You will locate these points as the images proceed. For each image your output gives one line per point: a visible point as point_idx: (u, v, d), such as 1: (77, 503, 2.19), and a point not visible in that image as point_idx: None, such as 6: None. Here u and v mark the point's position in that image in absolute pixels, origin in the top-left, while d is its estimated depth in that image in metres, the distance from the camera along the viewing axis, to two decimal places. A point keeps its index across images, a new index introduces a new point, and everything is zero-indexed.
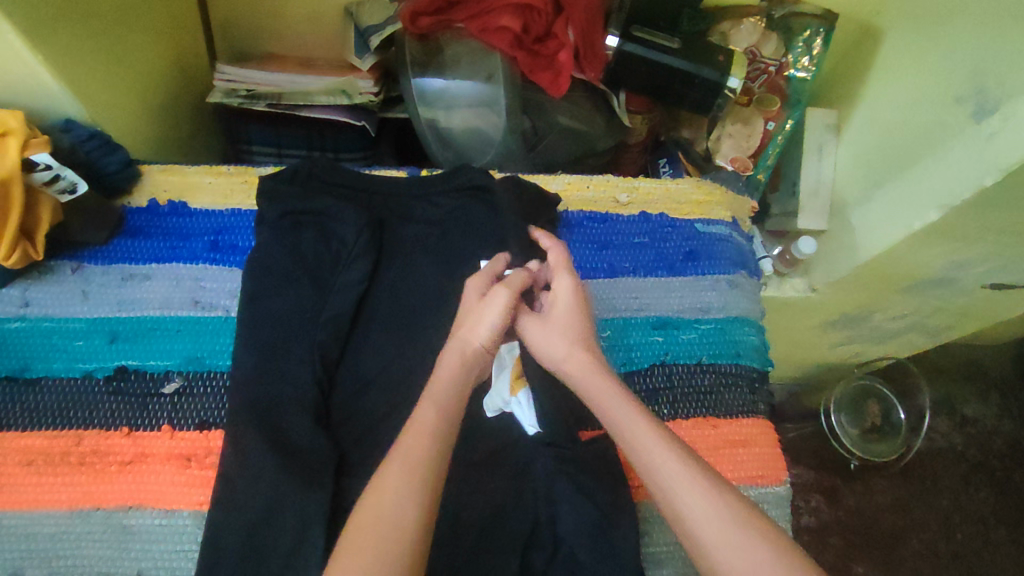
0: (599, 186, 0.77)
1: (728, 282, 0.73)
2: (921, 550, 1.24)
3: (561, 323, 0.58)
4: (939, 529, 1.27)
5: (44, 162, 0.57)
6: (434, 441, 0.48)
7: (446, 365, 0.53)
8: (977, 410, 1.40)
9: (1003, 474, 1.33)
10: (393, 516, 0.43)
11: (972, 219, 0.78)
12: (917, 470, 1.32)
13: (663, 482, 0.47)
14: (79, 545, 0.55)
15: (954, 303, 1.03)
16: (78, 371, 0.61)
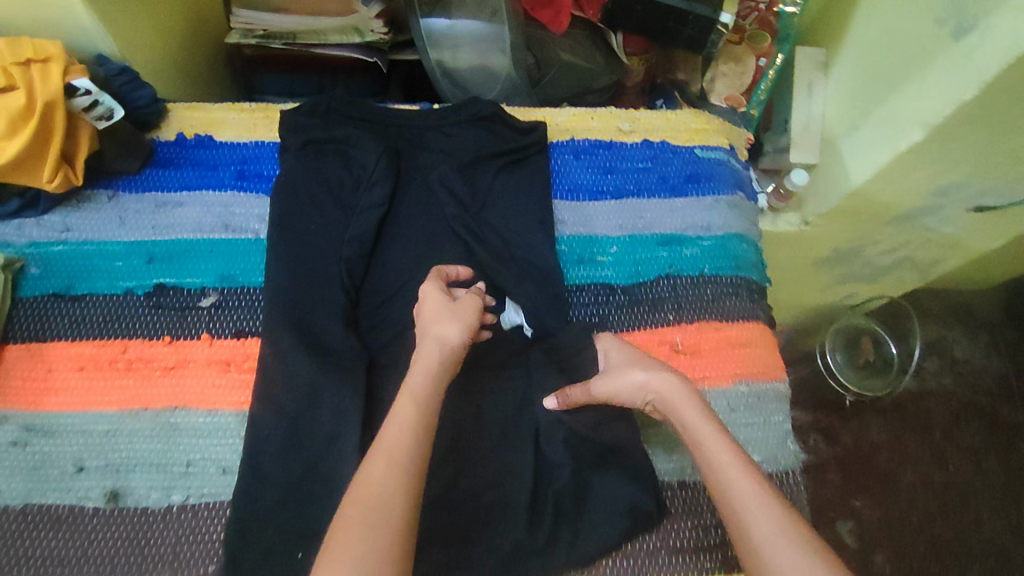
0: (601, 117, 0.80)
1: (727, 202, 0.77)
2: (916, 481, 1.30)
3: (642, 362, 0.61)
4: (932, 461, 1.32)
5: (84, 87, 0.61)
6: (410, 431, 0.51)
7: (418, 359, 0.56)
8: (967, 349, 1.44)
9: (992, 408, 1.37)
10: (382, 498, 0.47)
11: (955, 138, 0.83)
12: (911, 408, 1.37)
13: (755, 520, 0.49)
14: (133, 441, 0.60)
15: (940, 233, 1.08)
16: (121, 288, 0.65)
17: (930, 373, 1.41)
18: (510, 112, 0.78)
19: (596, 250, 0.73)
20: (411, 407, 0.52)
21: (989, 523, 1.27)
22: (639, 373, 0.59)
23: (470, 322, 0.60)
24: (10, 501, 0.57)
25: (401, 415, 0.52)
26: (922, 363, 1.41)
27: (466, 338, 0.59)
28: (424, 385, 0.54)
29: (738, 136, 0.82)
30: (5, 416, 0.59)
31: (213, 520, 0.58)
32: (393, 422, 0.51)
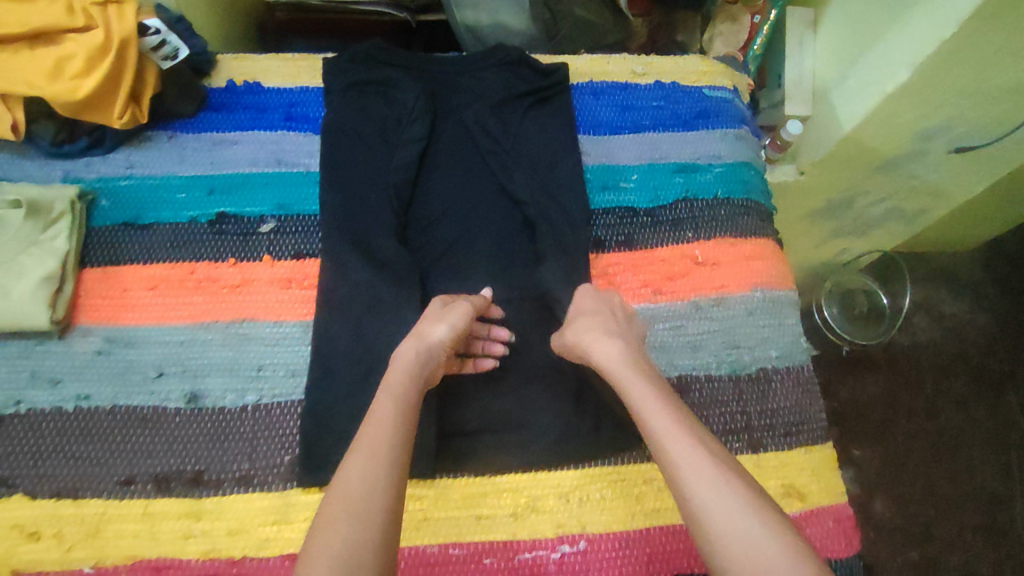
0: (616, 62, 0.87)
1: (735, 135, 0.84)
2: (909, 430, 1.29)
3: (591, 312, 0.64)
4: (922, 413, 1.31)
5: (154, 27, 0.67)
6: (387, 427, 0.52)
7: (399, 360, 0.59)
8: (954, 307, 1.41)
9: (978, 361, 1.35)
10: (360, 492, 0.47)
11: (934, 79, 0.88)
12: (903, 363, 1.36)
13: (667, 442, 0.51)
14: (207, 350, 0.65)
15: (927, 181, 1.12)
16: (185, 217, 0.70)
17: (921, 328, 1.39)
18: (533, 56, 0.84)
19: (619, 178, 0.79)
20: (388, 406, 0.54)
21: (982, 467, 1.26)
22: (586, 327, 0.62)
23: (457, 326, 0.61)
24: (100, 403, 0.62)
25: (379, 414, 0.53)
26: (909, 320, 1.39)
27: (449, 339, 0.60)
28: (408, 386, 0.56)
29: (740, 80, 0.90)
30: (88, 330, 0.64)
31: (286, 416, 0.63)
32: (370, 422, 0.53)
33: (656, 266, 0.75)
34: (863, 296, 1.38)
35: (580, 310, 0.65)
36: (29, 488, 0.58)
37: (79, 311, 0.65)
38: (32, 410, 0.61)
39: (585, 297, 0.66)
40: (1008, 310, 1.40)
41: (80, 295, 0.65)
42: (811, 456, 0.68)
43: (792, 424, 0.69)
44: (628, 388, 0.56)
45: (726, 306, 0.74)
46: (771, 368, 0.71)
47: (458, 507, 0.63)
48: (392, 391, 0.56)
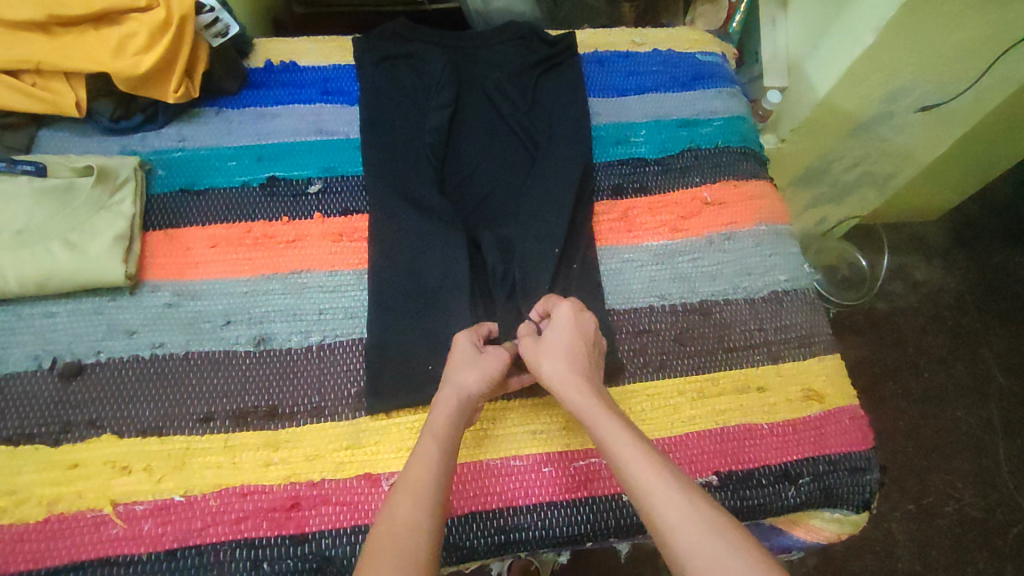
0: (616, 34, 0.95)
1: (727, 93, 0.93)
2: (896, 390, 1.36)
3: (560, 340, 0.64)
4: (908, 370, 1.38)
5: (210, 5, 0.74)
6: (430, 470, 0.54)
7: (438, 405, 0.60)
8: (926, 272, 1.49)
9: (954, 321, 1.44)
10: (410, 530, 0.49)
11: (895, 42, 0.97)
12: (885, 326, 1.43)
13: (644, 487, 0.51)
14: (269, 298, 0.70)
15: (895, 143, 1.22)
16: (238, 182, 0.76)
17: (898, 295, 1.47)
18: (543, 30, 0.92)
19: (629, 133, 0.87)
20: (432, 450, 0.56)
21: (965, 419, 1.33)
22: (551, 360, 0.62)
23: (491, 373, 0.62)
24: (173, 350, 0.66)
25: (421, 458, 0.55)
26: (886, 286, 1.48)
27: (484, 386, 0.62)
28: (447, 433, 0.58)
29: (726, 47, 0.99)
30: (156, 285, 0.68)
31: (347, 353, 0.68)
32: (414, 466, 0.55)
33: (671, 208, 0.82)
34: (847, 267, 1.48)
35: (548, 339, 0.64)
36: (114, 428, 0.61)
37: (147, 268, 0.69)
38: (112, 359, 0.64)
39: (564, 325, 0.65)
40: (979, 271, 1.49)
41: (146, 255, 0.70)
42: (824, 364, 0.75)
43: (805, 336, 0.76)
44: (602, 432, 0.56)
45: (736, 240, 0.81)
46: (781, 290, 0.79)
47: (514, 425, 0.67)
48: (434, 437, 0.57)
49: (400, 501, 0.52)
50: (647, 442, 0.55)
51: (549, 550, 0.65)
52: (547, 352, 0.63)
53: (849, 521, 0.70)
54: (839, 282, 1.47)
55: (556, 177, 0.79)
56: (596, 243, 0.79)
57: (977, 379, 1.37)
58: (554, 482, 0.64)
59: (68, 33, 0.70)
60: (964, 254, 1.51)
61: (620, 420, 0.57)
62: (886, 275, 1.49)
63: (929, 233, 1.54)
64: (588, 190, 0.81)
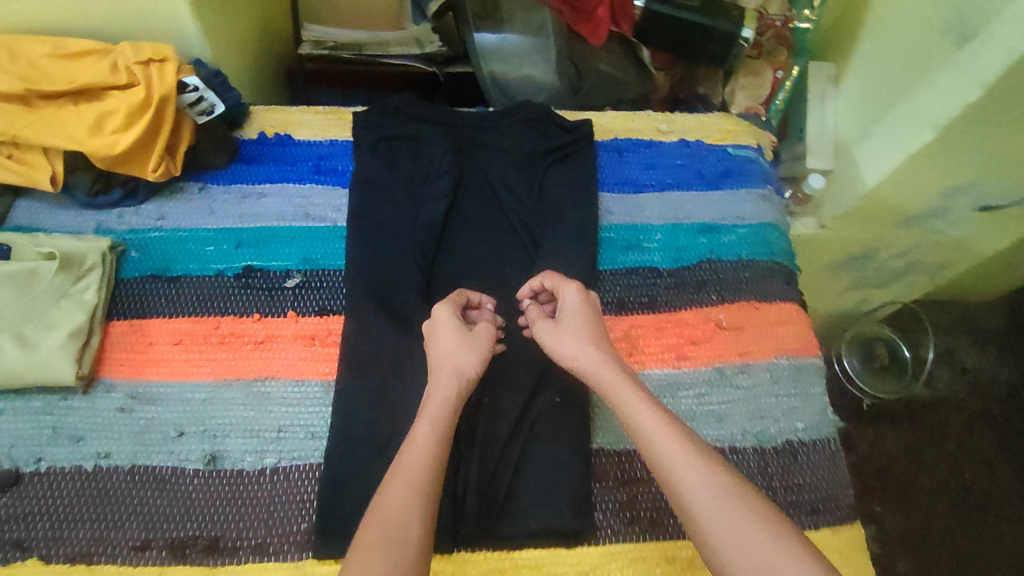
0: (641, 119, 0.87)
1: (759, 195, 0.84)
2: (931, 488, 1.23)
3: (579, 324, 0.62)
4: (948, 470, 1.25)
5: (193, 84, 0.67)
6: (427, 452, 0.54)
7: (437, 388, 0.59)
8: (976, 359, 1.36)
9: (1004, 419, 1.30)
10: (399, 520, 0.49)
11: (960, 143, 0.87)
12: (924, 417, 1.30)
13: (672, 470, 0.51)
14: (228, 408, 0.64)
15: (950, 237, 1.10)
16: (212, 270, 0.70)
17: (942, 382, 1.34)
18: (559, 113, 0.85)
19: (643, 237, 0.79)
20: (428, 432, 0.55)
21: (1010, 533, 1.19)
22: (573, 332, 0.61)
23: (482, 351, 0.62)
24: (119, 462, 0.61)
25: (417, 441, 0.54)
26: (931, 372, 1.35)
27: (481, 366, 0.61)
28: (444, 413, 0.57)
29: (763, 136, 0.90)
30: (111, 384, 0.64)
31: (303, 479, 0.62)
32: (409, 451, 0.54)
33: (682, 330, 0.74)
34: (883, 347, 1.32)
35: (565, 325, 0.62)
36: (43, 551, 0.57)
37: (103, 365, 0.65)
38: (53, 469, 0.60)
39: (576, 301, 0.64)
40: None
41: (105, 349, 0.65)
42: (838, 536, 0.66)
43: (820, 500, 0.68)
44: (624, 405, 0.56)
45: (751, 374, 0.73)
46: (796, 440, 0.70)
47: None
48: (431, 418, 0.56)
49: (395, 487, 0.51)
50: (671, 420, 0.54)
51: None
52: (569, 332, 0.61)
53: None
54: (877, 370, 1.30)
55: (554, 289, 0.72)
56: None
57: None
58: None
59: (46, 106, 0.65)
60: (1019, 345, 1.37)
61: (648, 398, 0.56)
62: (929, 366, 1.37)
63: (982, 317, 1.40)
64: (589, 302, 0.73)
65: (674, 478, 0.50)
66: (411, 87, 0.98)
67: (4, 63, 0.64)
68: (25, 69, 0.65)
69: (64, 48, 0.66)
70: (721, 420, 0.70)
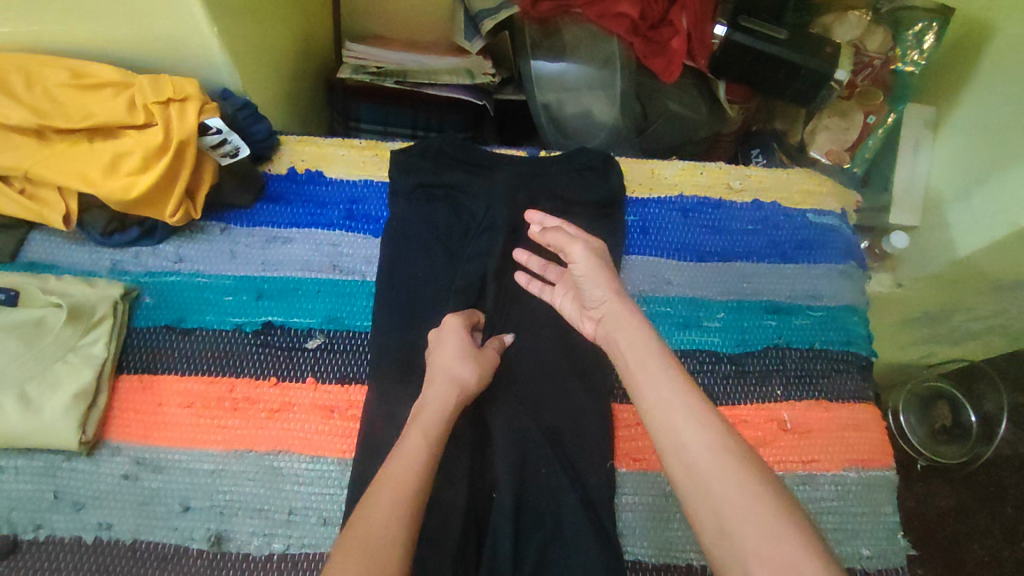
0: (712, 172, 0.78)
1: (839, 271, 0.74)
2: (981, 559, 1.06)
3: (603, 271, 0.58)
4: (1002, 536, 1.07)
5: (216, 126, 0.61)
6: (417, 465, 0.49)
7: (433, 396, 0.56)
8: None
9: None
10: (381, 536, 0.44)
11: None
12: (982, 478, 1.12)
13: (665, 403, 0.48)
14: (237, 484, 0.60)
15: None
16: (230, 324, 0.65)
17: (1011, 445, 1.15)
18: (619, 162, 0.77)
19: (702, 315, 0.71)
20: (418, 444, 0.51)
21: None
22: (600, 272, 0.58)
23: (484, 372, 0.60)
24: (120, 536, 0.57)
25: (408, 449, 0.51)
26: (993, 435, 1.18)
27: (480, 385, 0.60)
28: (436, 425, 0.54)
29: (849, 198, 0.80)
30: (117, 448, 0.60)
31: (310, 572, 0.57)
32: (394, 459, 0.50)
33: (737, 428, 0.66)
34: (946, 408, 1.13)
35: (585, 273, 0.59)
36: None
37: (111, 426, 0.61)
38: (52, 538, 0.56)
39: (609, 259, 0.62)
40: None
41: (112, 407, 0.61)
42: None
43: None
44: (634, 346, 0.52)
45: (814, 488, 0.64)
46: (860, 570, 0.62)
47: None
48: (423, 428, 0.53)
49: (381, 495, 0.47)
50: (680, 364, 0.51)
51: None
52: (595, 272, 0.58)
53: None
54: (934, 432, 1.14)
55: (594, 386, 0.67)
56: (635, 465, 0.64)
57: None
58: None
59: (63, 141, 0.61)
60: None
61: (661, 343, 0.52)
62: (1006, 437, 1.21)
63: None
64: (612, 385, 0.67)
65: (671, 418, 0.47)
66: (460, 114, 0.89)
67: (19, 90, 0.60)
68: (37, 98, 0.60)
69: (82, 78, 0.61)
70: None
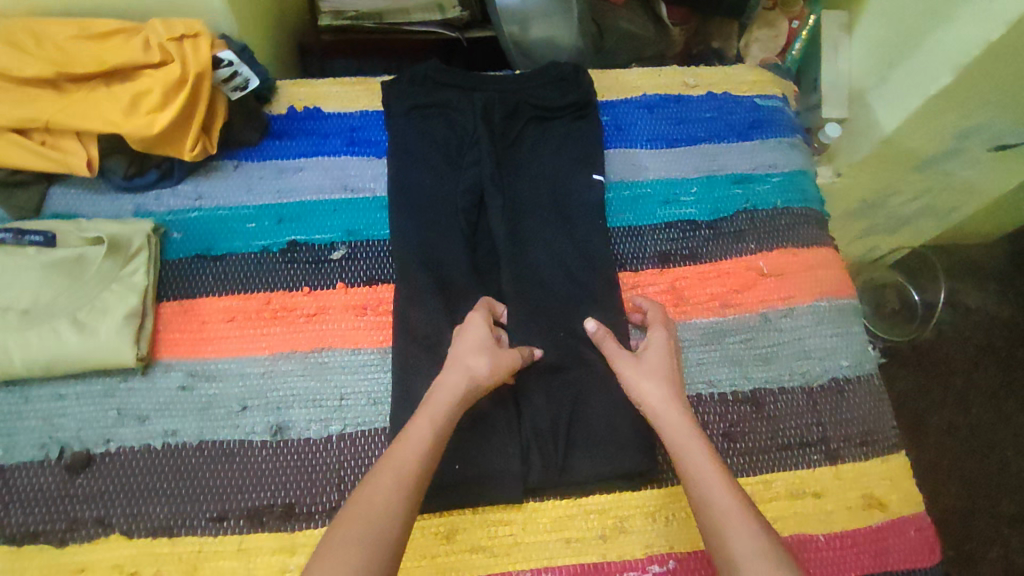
0: (668, 74, 0.88)
1: (788, 143, 0.85)
2: (941, 425, 1.22)
3: (653, 368, 0.61)
4: (955, 405, 1.24)
5: (228, 59, 0.67)
6: (421, 451, 0.52)
7: (445, 384, 0.58)
8: (985, 296, 1.35)
9: (1006, 352, 1.29)
10: (380, 514, 0.48)
11: (980, 78, 0.86)
12: (932, 356, 1.28)
13: (715, 517, 0.50)
14: (289, 381, 0.65)
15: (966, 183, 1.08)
16: (257, 247, 0.70)
17: (948, 323, 1.32)
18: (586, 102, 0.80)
19: (679, 191, 0.80)
20: (425, 431, 0.54)
21: (1015, 460, 1.20)
22: (650, 374, 0.61)
23: (501, 367, 0.61)
24: (187, 439, 0.62)
25: (415, 434, 0.53)
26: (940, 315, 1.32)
27: (493, 379, 0.60)
28: (446, 413, 0.56)
29: (787, 85, 0.91)
30: (170, 364, 0.64)
31: (370, 445, 0.63)
32: (403, 445, 0.53)
33: (722, 280, 0.75)
34: (891, 293, 1.33)
35: (634, 371, 0.61)
36: (124, 527, 0.58)
37: (160, 346, 0.65)
38: (123, 449, 0.60)
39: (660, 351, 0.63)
40: None
41: (158, 330, 0.65)
42: (889, 471, 0.68)
43: (867, 433, 0.70)
44: (682, 452, 0.55)
45: (795, 317, 0.74)
46: (841, 377, 0.72)
47: (547, 531, 0.62)
48: (433, 416, 0.55)
49: (383, 481, 0.50)
50: (730, 475, 0.53)
51: None
52: (642, 371, 0.61)
53: None
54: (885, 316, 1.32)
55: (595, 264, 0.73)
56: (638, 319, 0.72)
57: None
58: None
59: (78, 90, 0.64)
60: None
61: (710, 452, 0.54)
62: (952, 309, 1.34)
63: (1000, 259, 1.37)
64: (614, 257, 0.74)
65: (721, 529, 0.49)
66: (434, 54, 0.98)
67: (29, 47, 0.63)
68: (49, 52, 0.63)
69: (90, 29, 0.65)
70: (770, 363, 0.72)
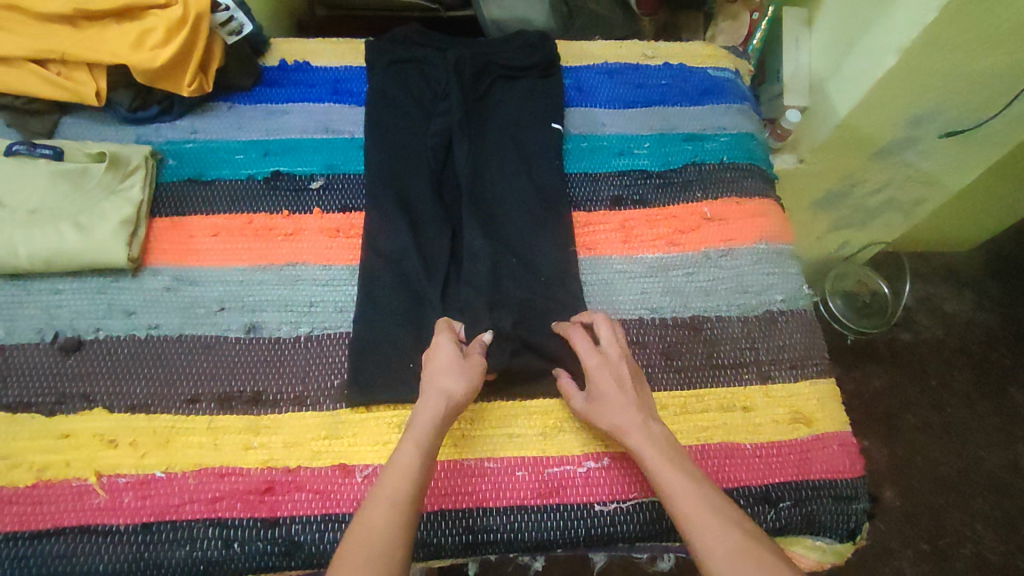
0: (628, 47, 0.96)
1: (738, 109, 0.92)
2: (915, 423, 1.25)
3: (605, 396, 0.63)
4: (930, 405, 1.27)
5: (224, 3, 0.76)
6: (408, 474, 0.55)
7: (424, 409, 0.59)
8: (953, 288, 1.39)
9: (983, 358, 1.32)
10: (382, 539, 0.50)
11: (919, 65, 0.83)
12: (908, 357, 1.32)
13: (687, 519, 0.53)
14: (263, 288, 0.72)
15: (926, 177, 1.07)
16: (244, 175, 0.78)
17: (923, 326, 1.35)
18: (549, 62, 0.89)
19: (632, 145, 0.87)
20: (412, 454, 0.56)
21: (987, 458, 1.22)
22: (603, 406, 0.63)
23: (475, 379, 0.63)
24: (168, 332, 0.68)
25: (402, 461, 0.55)
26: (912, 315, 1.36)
27: (469, 393, 0.62)
28: (427, 435, 0.58)
29: (740, 62, 0.98)
30: (158, 269, 0.71)
31: (334, 346, 0.69)
32: (392, 473, 0.55)
33: (672, 224, 0.81)
34: (863, 286, 1.35)
35: (595, 407, 0.64)
36: (106, 403, 0.64)
37: (151, 253, 0.72)
38: (110, 337, 0.67)
39: (613, 378, 0.64)
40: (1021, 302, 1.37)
41: (150, 239, 0.73)
42: (821, 405, 0.73)
43: (798, 359, 0.75)
44: (651, 467, 0.58)
45: (734, 257, 0.80)
46: (776, 310, 0.78)
47: (491, 427, 0.67)
48: (416, 438, 0.57)
49: (382, 507, 0.52)
50: (698, 478, 0.56)
51: (520, 553, 0.65)
52: (599, 402, 0.63)
53: (833, 550, 0.69)
54: (858, 309, 1.33)
55: (553, 207, 0.79)
56: (589, 251, 0.79)
57: (1003, 415, 1.26)
58: (526, 487, 0.65)
59: (91, 27, 0.73)
60: (1005, 273, 1.40)
61: (676, 463, 0.57)
62: (922, 299, 1.38)
63: (968, 254, 1.42)
64: (570, 199, 0.81)
65: (692, 532, 0.52)
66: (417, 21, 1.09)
67: None
68: None
69: None
70: (707, 294, 0.77)
